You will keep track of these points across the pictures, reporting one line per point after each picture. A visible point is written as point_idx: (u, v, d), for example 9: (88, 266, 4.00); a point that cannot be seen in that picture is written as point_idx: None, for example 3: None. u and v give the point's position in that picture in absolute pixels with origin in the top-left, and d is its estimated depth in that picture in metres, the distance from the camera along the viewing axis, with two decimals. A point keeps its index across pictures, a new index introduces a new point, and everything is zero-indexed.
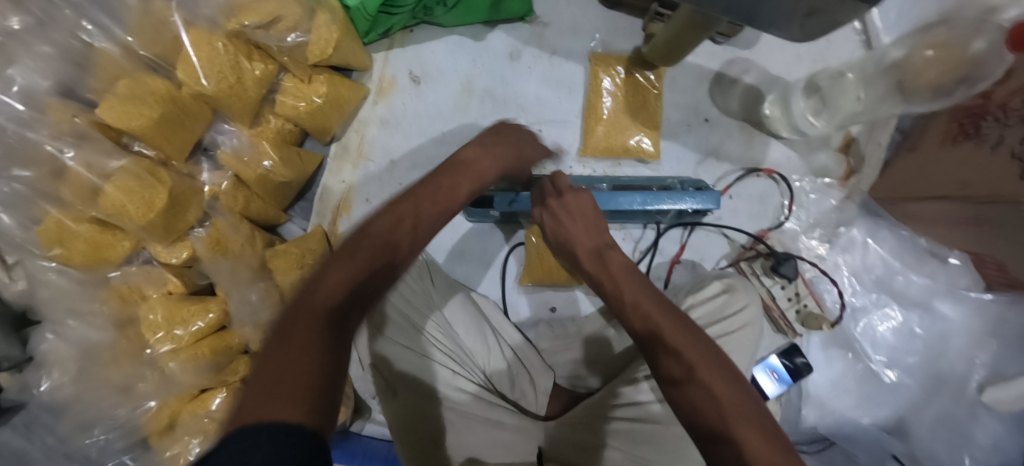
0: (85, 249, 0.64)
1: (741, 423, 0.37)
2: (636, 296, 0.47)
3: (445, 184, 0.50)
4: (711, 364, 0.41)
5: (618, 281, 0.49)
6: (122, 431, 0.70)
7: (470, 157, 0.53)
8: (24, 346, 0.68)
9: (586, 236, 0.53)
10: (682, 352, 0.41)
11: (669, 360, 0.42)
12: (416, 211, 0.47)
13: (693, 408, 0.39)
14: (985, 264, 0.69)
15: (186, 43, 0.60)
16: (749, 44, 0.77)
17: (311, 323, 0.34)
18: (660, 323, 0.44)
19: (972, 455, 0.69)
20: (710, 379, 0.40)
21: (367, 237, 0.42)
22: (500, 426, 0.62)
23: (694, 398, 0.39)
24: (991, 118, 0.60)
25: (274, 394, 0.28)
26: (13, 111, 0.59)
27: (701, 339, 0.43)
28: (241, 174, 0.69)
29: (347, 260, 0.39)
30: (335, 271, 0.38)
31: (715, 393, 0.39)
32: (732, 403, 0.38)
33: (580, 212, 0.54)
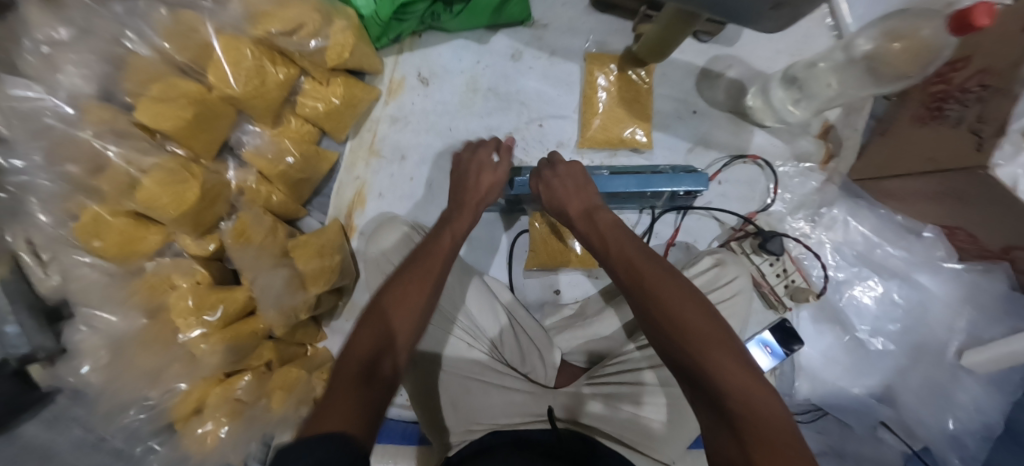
0: (119, 241, 0.69)
1: (709, 347, 0.44)
2: (626, 254, 0.53)
3: (445, 241, 0.62)
4: (688, 301, 0.47)
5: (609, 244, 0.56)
6: (155, 413, 0.75)
7: (464, 206, 0.67)
8: (57, 338, 0.72)
9: (576, 199, 0.64)
10: (665, 296, 0.48)
11: (653, 306, 0.48)
12: (425, 266, 0.58)
13: (673, 340, 0.46)
14: (957, 236, 0.74)
15: (216, 49, 0.67)
16: (731, 41, 0.83)
17: (349, 377, 0.45)
18: (647, 273, 0.50)
19: (955, 415, 0.74)
20: (688, 311, 0.46)
21: (389, 299, 0.53)
22: (513, 392, 0.67)
23: (674, 336, 0.46)
24: (955, 101, 0.67)
25: (331, 415, 0.40)
26: (62, 112, 0.65)
27: (681, 282, 0.49)
28: (264, 170, 0.74)
29: (372, 323, 0.51)
30: (365, 333, 0.50)
31: (691, 328, 0.45)
32: (708, 335, 0.45)
33: (572, 181, 0.66)
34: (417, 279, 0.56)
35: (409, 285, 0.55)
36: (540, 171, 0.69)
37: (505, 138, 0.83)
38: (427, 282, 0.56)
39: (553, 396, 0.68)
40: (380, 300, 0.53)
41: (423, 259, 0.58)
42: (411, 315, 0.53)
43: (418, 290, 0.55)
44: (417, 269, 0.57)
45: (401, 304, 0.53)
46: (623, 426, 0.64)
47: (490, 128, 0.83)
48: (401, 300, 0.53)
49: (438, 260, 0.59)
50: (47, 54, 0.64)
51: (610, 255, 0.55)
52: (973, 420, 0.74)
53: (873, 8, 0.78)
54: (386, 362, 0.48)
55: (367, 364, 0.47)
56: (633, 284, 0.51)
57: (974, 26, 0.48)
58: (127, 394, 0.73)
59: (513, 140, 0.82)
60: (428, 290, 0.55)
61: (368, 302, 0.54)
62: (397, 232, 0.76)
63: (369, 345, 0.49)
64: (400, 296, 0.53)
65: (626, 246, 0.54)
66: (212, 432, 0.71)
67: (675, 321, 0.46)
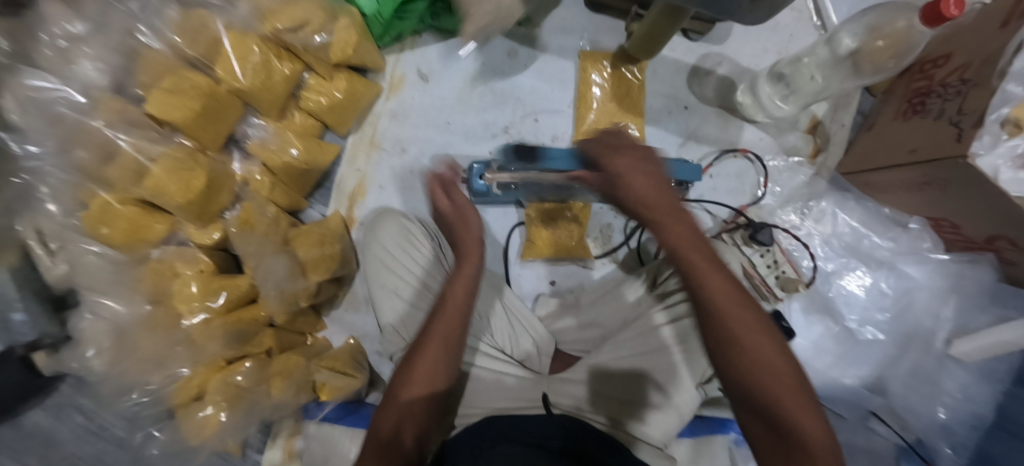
0: (127, 228, 0.71)
1: (788, 396, 0.40)
2: (705, 279, 0.43)
3: (461, 289, 0.61)
4: (766, 340, 0.42)
5: (688, 259, 0.44)
6: (155, 398, 0.76)
7: (467, 253, 0.63)
8: (63, 325, 0.78)
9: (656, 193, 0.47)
10: (745, 339, 0.42)
11: (727, 348, 0.42)
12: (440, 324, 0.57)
13: (744, 384, 0.42)
14: (943, 228, 0.76)
15: (225, 44, 0.70)
16: (720, 39, 0.86)
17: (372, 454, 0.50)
18: (726, 308, 0.42)
19: (943, 402, 0.75)
20: (765, 352, 0.41)
21: (404, 371, 0.56)
22: (505, 376, 0.69)
23: (751, 385, 0.41)
24: (935, 96, 0.70)
25: None
26: (75, 102, 0.68)
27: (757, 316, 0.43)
28: (268, 161, 0.77)
29: (394, 399, 0.54)
30: (389, 407, 0.54)
31: (769, 374, 0.41)
32: (784, 380, 0.41)
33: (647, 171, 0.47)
34: (432, 342, 0.56)
35: (425, 347, 0.56)
36: (597, 148, 0.50)
37: (502, 132, 0.85)
38: (439, 340, 0.56)
39: (548, 384, 0.68)
40: (402, 367, 0.56)
41: (433, 320, 0.58)
42: (424, 384, 0.55)
43: (433, 354, 0.56)
44: (427, 334, 0.57)
45: (412, 379, 0.55)
46: (611, 408, 0.64)
47: (487, 123, 0.86)
48: (416, 366, 0.55)
49: (449, 318, 0.58)
50: (65, 48, 0.68)
51: (678, 266, 0.44)
52: (962, 407, 0.75)
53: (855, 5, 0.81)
54: (407, 433, 0.52)
55: (390, 438, 0.51)
56: (706, 315, 0.44)
57: (944, 17, 0.52)
58: (131, 379, 0.75)
59: (509, 134, 0.85)
60: (440, 350, 0.56)
61: (394, 371, 0.57)
62: (395, 224, 0.77)
63: (391, 419, 0.52)
64: (415, 360, 0.56)
65: (706, 263, 0.43)
66: (211, 417, 0.73)
67: (753, 366, 0.41)
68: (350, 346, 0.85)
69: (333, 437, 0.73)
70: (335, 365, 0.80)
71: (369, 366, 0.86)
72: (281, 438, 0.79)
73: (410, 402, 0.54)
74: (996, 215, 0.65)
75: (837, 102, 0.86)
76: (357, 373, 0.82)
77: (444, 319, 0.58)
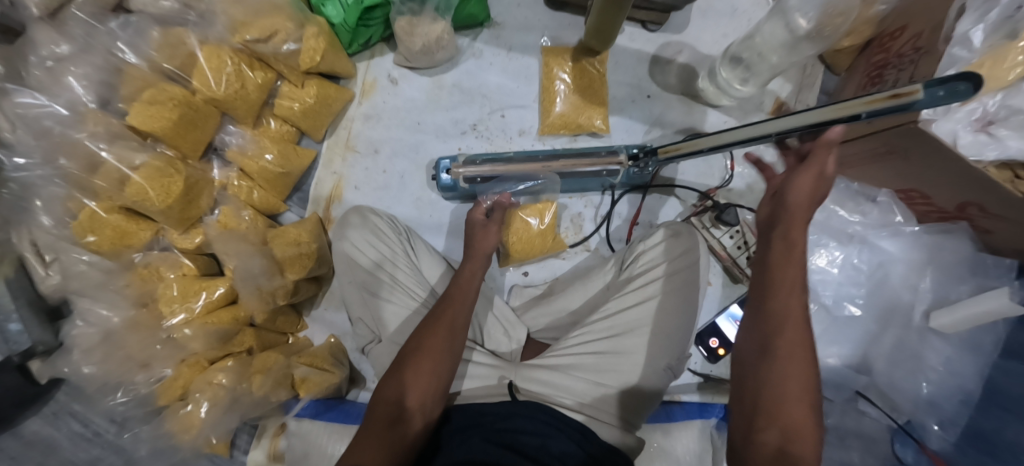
0: (113, 235, 0.74)
1: (792, 407, 0.42)
2: (787, 295, 0.46)
3: (465, 282, 0.64)
4: (801, 361, 0.44)
5: (784, 283, 0.47)
6: (142, 398, 0.79)
7: (476, 251, 0.68)
8: (57, 333, 0.82)
9: (806, 205, 0.48)
10: (790, 354, 0.44)
11: (766, 349, 0.45)
12: (457, 313, 0.60)
13: (761, 388, 0.44)
14: (915, 200, 0.75)
15: (199, 57, 0.74)
16: (679, 29, 0.88)
17: (380, 419, 0.52)
18: (791, 326, 0.45)
19: (927, 378, 0.73)
20: (793, 370, 0.43)
21: (412, 349, 0.57)
22: (477, 364, 0.69)
23: (773, 387, 0.44)
24: (892, 69, 0.71)
25: (360, 452, 0.49)
26: (61, 116, 0.72)
27: (810, 345, 0.45)
28: (246, 166, 0.81)
29: (405, 371, 0.55)
30: (396, 376, 0.55)
31: (785, 386, 0.43)
32: (795, 395, 0.43)
33: (815, 183, 0.48)
34: (447, 328, 0.58)
35: (433, 327, 0.59)
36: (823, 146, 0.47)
37: (470, 129, 0.88)
38: (440, 326, 0.58)
39: (516, 369, 0.68)
40: (413, 341, 0.58)
41: (443, 304, 0.61)
42: (427, 365, 0.56)
43: (449, 342, 0.58)
44: (438, 314, 0.60)
45: (420, 358, 0.56)
46: (585, 394, 0.65)
47: (456, 121, 0.89)
48: (425, 343, 0.57)
49: (457, 304, 0.61)
50: (51, 67, 0.72)
51: (768, 275, 0.48)
52: (948, 383, 0.73)
53: None
54: (414, 406, 0.54)
55: (399, 408, 0.53)
56: (767, 320, 0.46)
57: None
58: (116, 381, 0.78)
59: (477, 131, 0.88)
60: (445, 334, 0.58)
61: (407, 342, 0.58)
62: (371, 221, 0.79)
63: (398, 388, 0.54)
64: (424, 338, 0.57)
65: (793, 283, 0.47)
66: (192, 413, 0.74)
67: (776, 376, 0.44)
68: (333, 343, 0.87)
69: (315, 434, 0.76)
70: (314, 361, 0.82)
71: (347, 364, 0.88)
72: (265, 438, 0.79)
73: (421, 373, 0.55)
74: (963, 182, 0.64)
75: (801, 81, 0.87)
76: (336, 370, 0.84)
77: (458, 307, 0.61)
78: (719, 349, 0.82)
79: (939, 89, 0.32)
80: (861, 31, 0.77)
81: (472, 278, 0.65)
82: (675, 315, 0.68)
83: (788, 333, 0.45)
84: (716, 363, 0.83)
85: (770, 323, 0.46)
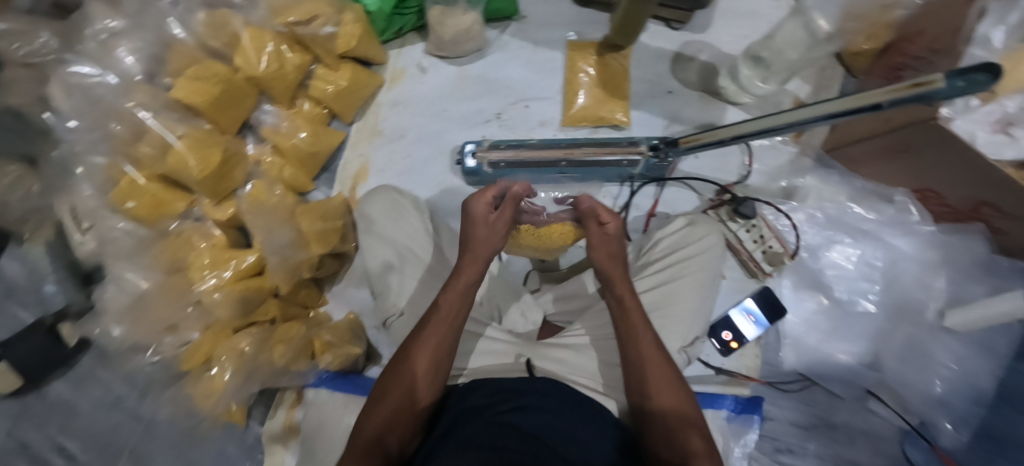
0: (149, 203, 0.79)
1: (681, 424, 0.55)
2: (639, 338, 0.60)
3: (451, 301, 0.61)
4: (669, 387, 0.57)
5: (634, 329, 0.61)
6: (166, 363, 0.81)
7: (473, 257, 0.63)
8: (90, 296, 0.86)
9: (606, 260, 0.65)
10: (659, 385, 0.57)
11: (645, 391, 0.58)
12: (438, 339, 0.59)
13: (654, 416, 0.56)
14: (929, 200, 0.76)
15: (244, 38, 0.78)
16: (702, 29, 0.91)
17: (360, 451, 0.54)
18: (647, 361, 0.59)
19: (939, 375, 0.74)
20: (668, 396, 0.57)
21: (392, 377, 0.59)
22: (494, 341, 0.71)
23: (660, 414, 0.56)
24: (910, 69, 0.73)
25: None
26: (112, 85, 0.76)
27: (671, 371, 0.59)
28: (279, 144, 0.85)
29: (383, 402, 0.57)
30: (376, 408, 0.57)
31: (670, 410, 0.56)
32: (679, 415, 0.56)
33: (605, 246, 0.65)
34: (426, 356, 0.58)
35: (418, 352, 0.59)
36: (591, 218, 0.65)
37: (494, 118, 0.91)
38: (429, 347, 0.59)
39: (533, 348, 0.71)
40: (393, 372, 0.59)
41: (429, 324, 0.60)
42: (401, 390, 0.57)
43: (426, 371, 0.58)
44: (421, 337, 0.60)
45: (398, 382, 0.58)
46: (599, 373, 0.69)
47: (480, 110, 0.91)
48: (409, 372, 0.58)
49: (445, 323, 0.60)
50: (105, 40, 0.77)
51: (623, 328, 0.62)
52: (960, 380, 0.73)
53: None
54: (393, 434, 0.55)
55: (377, 438, 0.55)
56: (636, 360, 0.59)
57: None
58: (142, 343, 0.80)
59: (500, 120, 0.90)
60: (432, 360, 0.58)
61: (385, 373, 0.60)
62: (392, 199, 0.81)
63: (377, 420, 0.56)
64: (409, 367, 0.58)
65: (640, 327, 0.61)
66: (217, 377, 0.76)
67: (659, 406, 0.57)
68: (349, 318, 0.88)
69: (330, 405, 0.78)
70: (335, 333, 0.84)
71: (365, 340, 0.89)
72: (282, 408, 0.84)
73: (399, 403, 0.57)
74: (980, 182, 0.65)
75: (820, 83, 0.89)
76: (355, 343, 0.85)
77: (440, 330, 0.59)
78: (731, 342, 0.81)
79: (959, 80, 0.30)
80: (880, 35, 0.78)
81: (460, 298, 0.61)
82: (692, 298, 0.69)
83: (651, 369, 0.58)
84: (727, 356, 0.82)
85: (637, 368, 0.59)
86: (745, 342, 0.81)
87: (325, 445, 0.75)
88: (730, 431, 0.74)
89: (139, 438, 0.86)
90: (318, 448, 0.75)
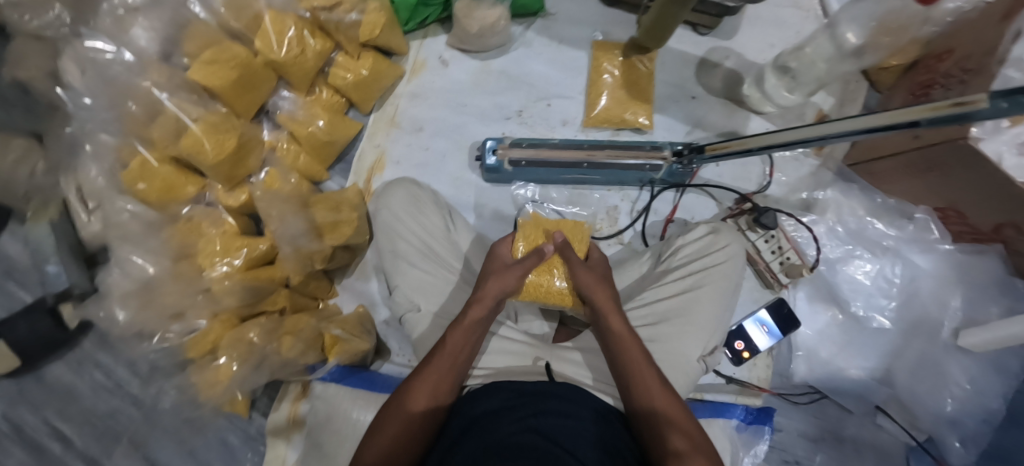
0: (161, 186, 0.76)
1: (669, 424, 0.55)
2: (624, 341, 0.61)
3: (465, 320, 0.63)
4: (659, 387, 0.58)
5: (616, 331, 0.62)
6: (171, 351, 0.80)
7: (491, 274, 0.68)
8: (93, 279, 0.84)
9: (599, 290, 0.66)
10: (647, 386, 0.57)
11: (630, 390, 0.58)
12: (441, 363, 0.60)
13: (645, 418, 0.56)
14: (949, 219, 0.77)
15: (265, 21, 0.75)
16: (729, 35, 0.90)
17: None
18: (634, 360, 0.59)
19: (952, 395, 0.73)
20: (656, 396, 0.57)
21: (391, 405, 0.59)
22: (509, 340, 0.71)
23: (649, 414, 0.56)
24: (941, 87, 0.73)
25: None
26: (128, 64, 0.74)
27: (657, 371, 0.59)
28: (295, 131, 0.82)
29: (380, 434, 0.56)
30: (376, 441, 0.56)
31: (659, 409, 0.56)
32: (668, 415, 0.56)
33: (591, 273, 0.68)
34: (428, 381, 0.59)
35: (423, 380, 0.59)
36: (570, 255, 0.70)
37: (515, 115, 0.89)
38: (448, 357, 0.60)
39: (551, 351, 0.70)
40: (392, 402, 0.59)
41: (433, 357, 0.61)
42: (400, 421, 0.56)
43: (428, 396, 0.58)
44: (426, 366, 0.60)
45: (398, 409, 0.57)
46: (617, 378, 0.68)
47: (501, 106, 0.90)
48: (411, 399, 0.58)
49: (457, 339, 0.62)
50: (122, 16, 0.75)
51: (609, 334, 0.63)
52: (971, 402, 0.73)
53: None
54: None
55: None
56: (620, 361, 0.60)
57: None
58: (145, 330, 0.78)
59: (522, 117, 0.89)
60: (440, 384, 0.59)
61: (384, 404, 0.60)
62: (406, 190, 0.79)
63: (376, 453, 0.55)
64: (411, 394, 0.58)
65: (624, 331, 0.62)
66: (223, 367, 0.74)
67: (647, 408, 0.56)
68: (360, 311, 0.86)
69: (337, 398, 0.77)
70: (345, 326, 0.81)
71: (375, 334, 0.88)
72: (286, 401, 0.83)
73: (399, 433, 0.55)
74: (1004, 203, 0.66)
75: (843, 96, 0.88)
76: (366, 337, 0.83)
77: (447, 353, 0.60)
78: (743, 353, 0.80)
79: (1002, 102, 0.31)
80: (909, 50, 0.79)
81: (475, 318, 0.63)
82: (712, 306, 0.69)
83: (640, 373, 0.58)
84: (739, 365, 0.81)
85: (624, 369, 0.59)
86: (757, 352, 0.80)
87: (335, 438, 0.74)
88: (742, 441, 0.74)
89: (139, 423, 0.85)
90: (324, 440, 0.75)
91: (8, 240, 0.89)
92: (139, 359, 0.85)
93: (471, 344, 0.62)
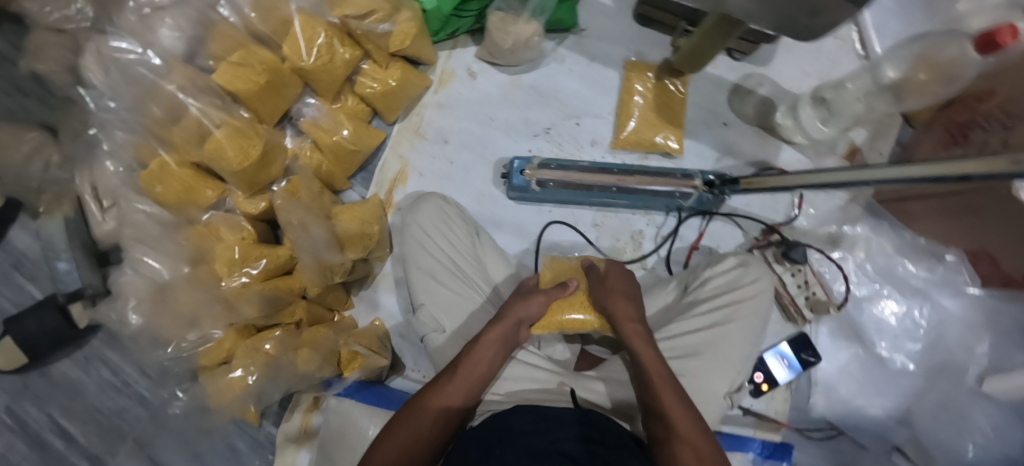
0: (178, 189, 0.73)
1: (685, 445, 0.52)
2: (644, 361, 0.60)
3: (494, 335, 0.64)
4: (677, 407, 0.56)
5: (637, 351, 0.62)
6: (183, 358, 0.78)
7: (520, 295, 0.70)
8: (104, 280, 0.82)
9: (621, 305, 0.68)
10: (666, 406, 0.56)
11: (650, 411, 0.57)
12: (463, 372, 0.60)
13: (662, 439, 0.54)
14: (980, 262, 0.77)
15: (295, 25, 0.73)
16: (764, 62, 0.89)
17: None
18: (654, 380, 0.58)
19: (974, 441, 0.73)
20: (675, 415, 0.55)
21: (406, 411, 0.58)
22: (535, 367, 0.70)
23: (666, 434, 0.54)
24: (978, 128, 0.71)
25: None
26: (151, 64, 0.71)
27: (677, 391, 0.58)
28: (319, 139, 0.81)
29: (392, 438, 0.55)
30: (387, 444, 0.55)
31: (675, 428, 0.54)
32: (685, 435, 0.53)
33: (620, 287, 0.70)
34: (449, 390, 0.58)
35: (442, 390, 0.59)
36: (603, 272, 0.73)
37: (543, 132, 0.88)
38: (471, 376, 0.60)
39: (575, 379, 0.69)
40: (409, 408, 0.58)
41: (458, 367, 0.61)
42: (411, 429, 0.55)
43: (445, 402, 0.58)
44: (449, 376, 0.60)
45: (413, 414, 0.57)
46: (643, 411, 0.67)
47: (529, 122, 0.89)
48: (429, 406, 0.57)
49: (483, 353, 0.62)
50: (147, 14, 0.73)
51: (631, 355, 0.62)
52: (994, 449, 0.72)
53: (901, 29, 0.85)
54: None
55: None
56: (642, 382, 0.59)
57: (997, 44, 0.52)
58: (157, 336, 0.76)
59: (550, 135, 0.88)
60: (458, 392, 0.58)
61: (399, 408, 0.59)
62: (435, 203, 0.78)
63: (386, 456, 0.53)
64: (428, 401, 0.58)
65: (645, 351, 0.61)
66: (239, 380, 0.72)
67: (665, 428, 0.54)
68: (376, 326, 0.86)
69: (350, 413, 0.76)
70: (363, 341, 0.81)
71: (390, 349, 0.87)
72: (298, 411, 0.82)
73: (412, 439, 0.54)
74: None
75: (877, 130, 0.87)
76: (383, 353, 0.83)
77: (470, 363, 0.61)
78: (762, 385, 0.78)
79: None
80: None
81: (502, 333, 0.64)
82: (742, 340, 0.68)
83: (659, 392, 0.57)
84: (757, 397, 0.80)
85: (644, 387, 0.59)
86: (777, 385, 0.78)
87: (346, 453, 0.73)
88: None
89: (145, 426, 0.83)
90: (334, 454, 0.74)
91: (18, 234, 0.87)
92: (148, 363, 0.83)
93: (497, 359, 0.63)
